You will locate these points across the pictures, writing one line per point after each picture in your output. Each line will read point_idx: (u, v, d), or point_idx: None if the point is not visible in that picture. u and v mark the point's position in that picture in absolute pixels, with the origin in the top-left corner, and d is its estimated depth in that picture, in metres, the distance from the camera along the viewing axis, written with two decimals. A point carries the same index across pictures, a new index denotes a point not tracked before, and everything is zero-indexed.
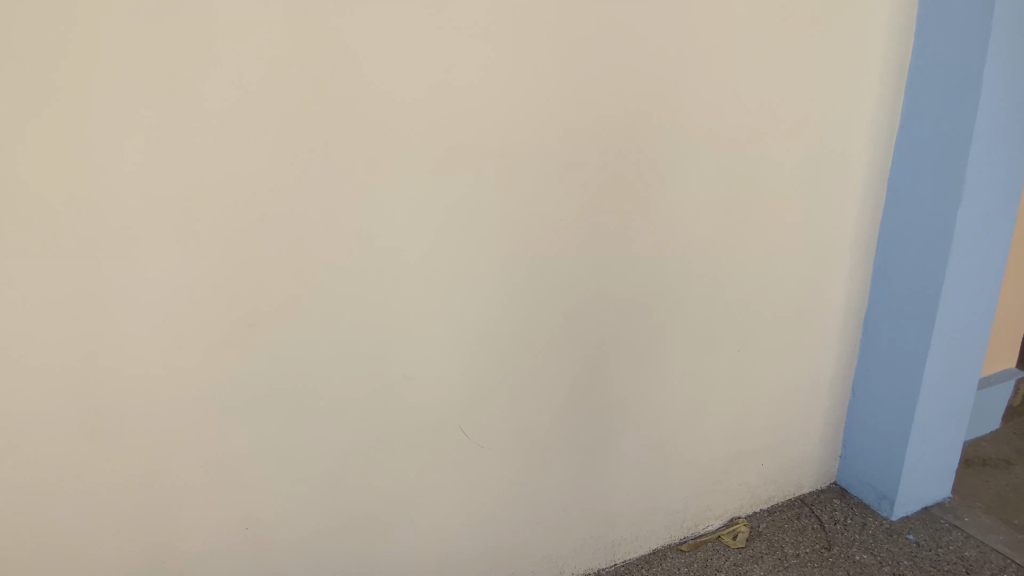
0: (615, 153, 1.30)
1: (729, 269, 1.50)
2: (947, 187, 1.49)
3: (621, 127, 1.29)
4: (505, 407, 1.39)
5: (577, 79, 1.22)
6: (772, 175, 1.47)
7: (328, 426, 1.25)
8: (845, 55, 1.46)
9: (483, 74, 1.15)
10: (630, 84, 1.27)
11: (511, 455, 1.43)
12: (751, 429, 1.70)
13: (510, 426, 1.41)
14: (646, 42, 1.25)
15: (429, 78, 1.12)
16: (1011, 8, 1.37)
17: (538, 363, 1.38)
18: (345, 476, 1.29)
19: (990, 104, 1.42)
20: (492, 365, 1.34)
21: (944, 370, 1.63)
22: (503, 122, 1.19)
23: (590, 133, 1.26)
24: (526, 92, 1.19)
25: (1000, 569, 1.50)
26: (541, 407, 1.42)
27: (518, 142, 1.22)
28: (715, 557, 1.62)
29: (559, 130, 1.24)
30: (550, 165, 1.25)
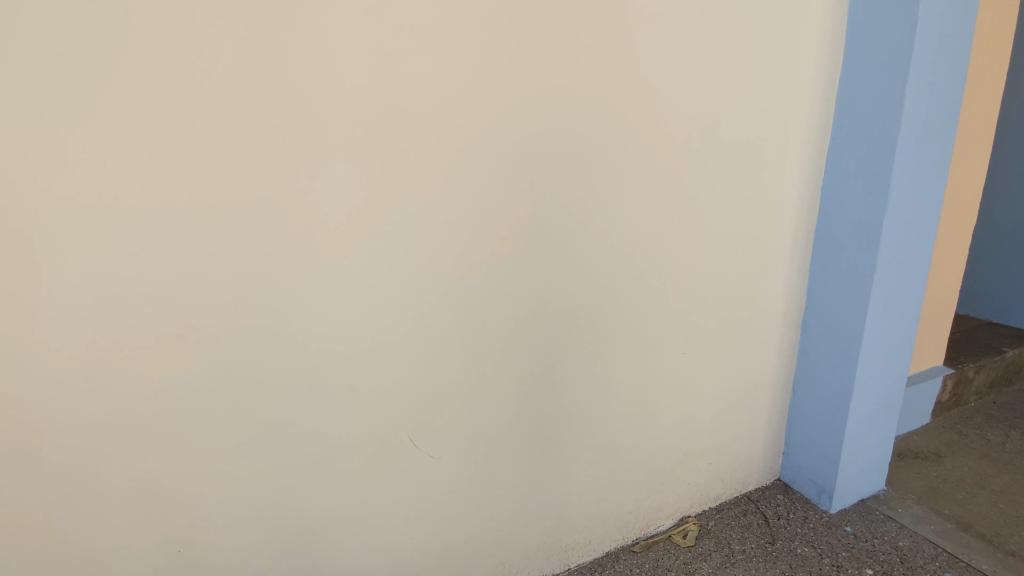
0: (560, 158, 1.31)
1: (675, 274, 1.54)
2: (874, 192, 1.57)
3: (566, 132, 1.29)
4: (453, 413, 1.37)
5: (521, 83, 1.22)
6: (714, 179, 1.51)
7: (268, 439, 1.20)
8: (782, 65, 1.52)
9: (425, 75, 1.13)
10: (575, 92, 1.28)
11: (459, 462, 1.41)
12: (700, 429, 1.74)
13: (458, 432, 1.39)
14: (591, 50, 1.27)
15: (369, 78, 1.09)
16: (931, 22, 1.44)
17: (487, 368, 1.37)
18: (284, 492, 1.25)
19: (913, 116, 1.50)
20: (439, 372, 1.33)
21: (875, 368, 1.70)
22: (447, 125, 1.18)
23: (535, 136, 1.26)
24: (470, 95, 1.18)
25: (932, 558, 1.56)
26: (490, 413, 1.41)
27: (464, 144, 1.20)
28: (665, 557, 1.64)
29: (503, 134, 1.23)
30: (495, 170, 1.25)
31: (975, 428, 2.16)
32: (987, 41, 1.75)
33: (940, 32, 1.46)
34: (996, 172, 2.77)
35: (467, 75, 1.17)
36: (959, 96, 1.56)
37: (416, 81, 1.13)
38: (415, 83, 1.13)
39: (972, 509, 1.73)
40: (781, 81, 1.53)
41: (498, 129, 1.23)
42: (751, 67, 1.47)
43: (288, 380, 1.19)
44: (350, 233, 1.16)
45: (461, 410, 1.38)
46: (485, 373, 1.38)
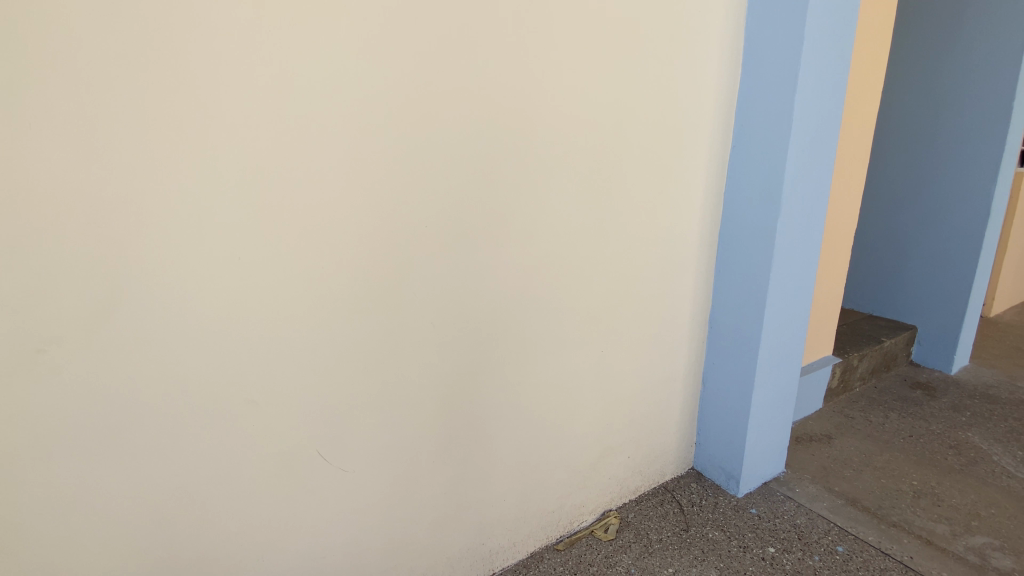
0: (475, 159, 1.30)
1: (591, 274, 1.58)
2: (767, 195, 1.68)
3: (479, 130, 1.28)
4: (365, 421, 1.30)
5: (432, 78, 1.19)
6: (625, 180, 1.57)
7: (151, 461, 1.08)
8: (687, 75, 1.61)
9: (329, 65, 1.07)
10: (489, 93, 1.28)
11: (374, 472, 1.35)
12: (619, 424, 1.79)
13: (372, 441, 1.33)
14: (504, 51, 1.27)
15: (263, 64, 1.01)
16: (815, 41, 1.58)
17: (401, 371, 1.33)
18: (175, 517, 1.13)
19: (801, 126, 1.63)
20: (350, 378, 1.26)
21: (774, 359, 1.83)
22: (353, 119, 1.12)
23: (448, 134, 1.24)
24: (376, 87, 1.13)
25: (825, 532, 1.69)
26: (405, 418, 1.36)
27: (372, 140, 1.15)
28: (587, 552, 1.66)
29: (414, 130, 1.20)
30: (407, 167, 1.21)
31: (860, 410, 2.39)
32: (863, 63, 1.95)
33: (821, 51, 1.60)
34: (875, 180, 3.11)
35: (375, 67, 1.12)
36: (840, 110, 1.71)
37: (318, 70, 1.06)
38: (317, 72, 1.06)
39: (858, 485, 1.89)
40: (685, 90, 1.62)
41: (409, 126, 1.19)
42: (657, 75, 1.54)
43: (175, 394, 1.07)
44: (244, 230, 1.06)
45: (374, 417, 1.31)
46: (400, 378, 1.33)
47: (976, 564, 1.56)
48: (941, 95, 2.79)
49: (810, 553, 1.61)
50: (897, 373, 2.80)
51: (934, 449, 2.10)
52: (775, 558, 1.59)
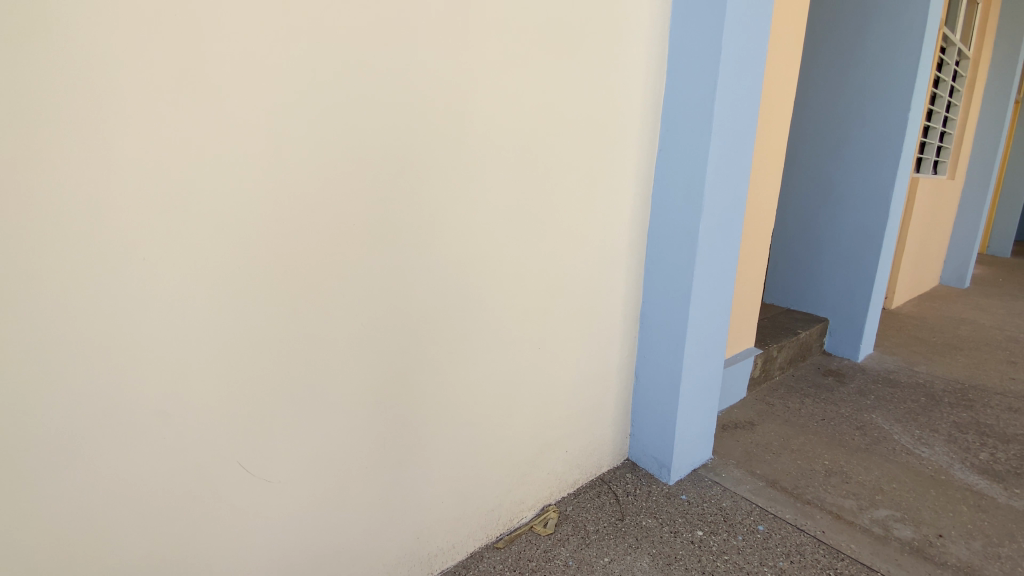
0: (406, 156, 1.28)
1: (525, 271, 1.60)
2: (691, 196, 1.77)
3: (410, 125, 1.27)
4: (291, 426, 1.24)
5: (360, 71, 1.17)
6: (557, 178, 1.61)
7: (40, 489, 0.95)
8: (614, 81, 1.67)
9: (245, 51, 1.01)
10: (420, 91, 1.27)
11: (303, 481, 1.29)
12: (555, 419, 1.82)
13: (300, 447, 1.27)
14: (435, 50, 1.27)
15: (170, 47, 0.94)
16: (732, 52, 1.67)
17: (331, 373, 1.28)
18: (76, 546, 1.01)
19: (721, 129, 1.72)
20: (273, 381, 1.20)
21: (699, 352, 1.92)
22: (273, 111, 1.07)
23: (377, 128, 1.22)
24: (300, 81, 1.09)
25: (748, 513, 1.78)
26: (335, 422, 1.31)
27: (294, 132, 1.11)
28: (526, 548, 1.67)
29: (341, 124, 1.17)
30: (334, 161, 1.17)
31: (779, 397, 2.56)
32: (777, 75, 2.09)
33: (736, 61, 1.70)
34: (792, 184, 3.36)
35: (297, 58, 1.08)
36: (754, 117, 1.83)
37: (238, 61, 1.01)
38: (233, 58, 1.01)
39: (778, 468, 2.02)
40: (613, 94, 1.68)
41: (336, 119, 1.16)
42: (586, 78, 1.59)
43: (69, 410, 0.96)
44: (149, 226, 0.98)
45: (299, 423, 1.25)
46: (328, 380, 1.28)
47: (880, 534, 1.68)
48: (847, 107, 3.05)
49: (734, 533, 1.69)
50: (812, 362, 3.03)
51: (844, 431, 2.27)
52: (703, 541, 1.66)
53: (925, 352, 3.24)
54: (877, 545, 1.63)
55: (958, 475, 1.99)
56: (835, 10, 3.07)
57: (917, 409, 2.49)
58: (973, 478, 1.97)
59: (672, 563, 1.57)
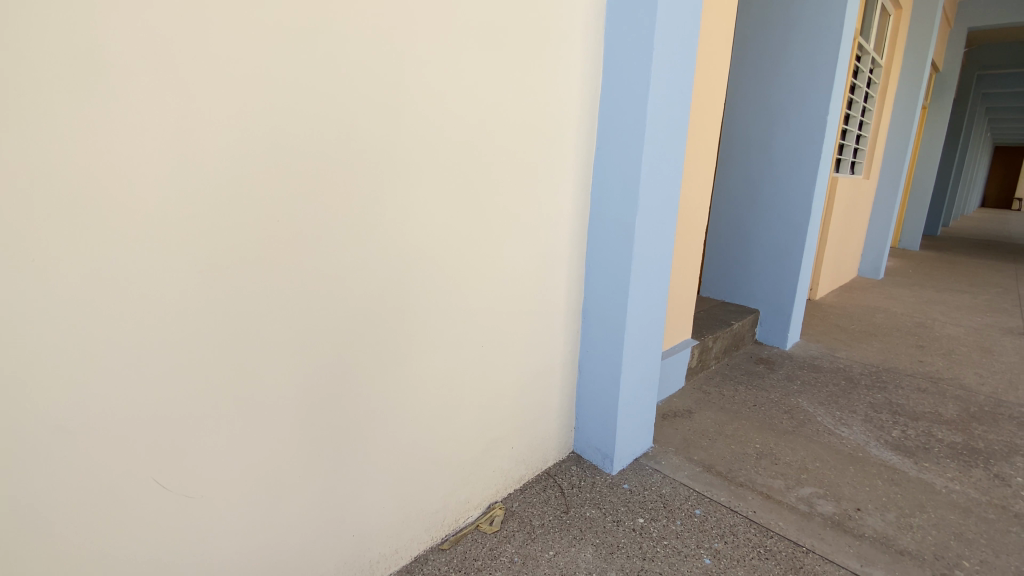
0: (338, 149, 1.22)
1: (465, 268, 1.58)
2: (627, 192, 1.81)
3: (342, 115, 1.21)
4: (217, 438, 1.15)
5: (284, 56, 1.10)
6: (496, 173, 1.60)
7: None
8: (551, 78, 1.69)
9: (152, 28, 0.92)
10: (350, 81, 1.21)
11: (231, 495, 1.20)
12: (498, 416, 1.82)
13: (227, 459, 1.18)
14: (367, 39, 1.22)
15: (62, 17, 0.83)
16: (663, 52, 1.72)
17: (260, 378, 1.20)
18: None
19: (655, 127, 1.77)
20: (196, 391, 1.10)
21: (639, 344, 1.97)
22: (189, 95, 0.98)
23: (305, 117, 1.15)
24: (220, 64, 1.01)
25: (686, 497, 1.85)
26: (265, 429, 1.23)
27: (212, 118, 1.02)
28: (472, 547, 1.65)
29: (265, 112, 1.09)
30: (257, 152, 1.09)
31: (714, 386, 2.68)
32: (707, 76, 2.17)
33: (668, 61, 1.75)
34: (724, 182, 3.52)
35: (214, 37, 0.99)
36: (685, 117, 1.90)
37: (145, 36, 0.91)
38: (139, 34, 0.91)
39: (713, 453, 2.11)
40: (549, 91, 1.70)
41: (260, 107, 1.08)
42: (523, 74, 1.59)
43: None
44: (41, 219, 0.87)
45: (225, 434, 1.16)
46: (257, 386, 1.20)
47: (805, 510, 1.79)
48: (774, 110, 3.23)
49: (674, 518, 1.75)
50: (744, 351, 3.19)
51: (773, 415, 2.41)
52: (644, 528, 1.70)
53: (845, 339, 3.48)
54: (803, 521, 1.73)
55: (874, 452, 2.15)
56: (761, 18, 3.24)
57: (838, 392, 2.67)
58: (887, 454, 2.14)
59: (615, 552, 1.60)
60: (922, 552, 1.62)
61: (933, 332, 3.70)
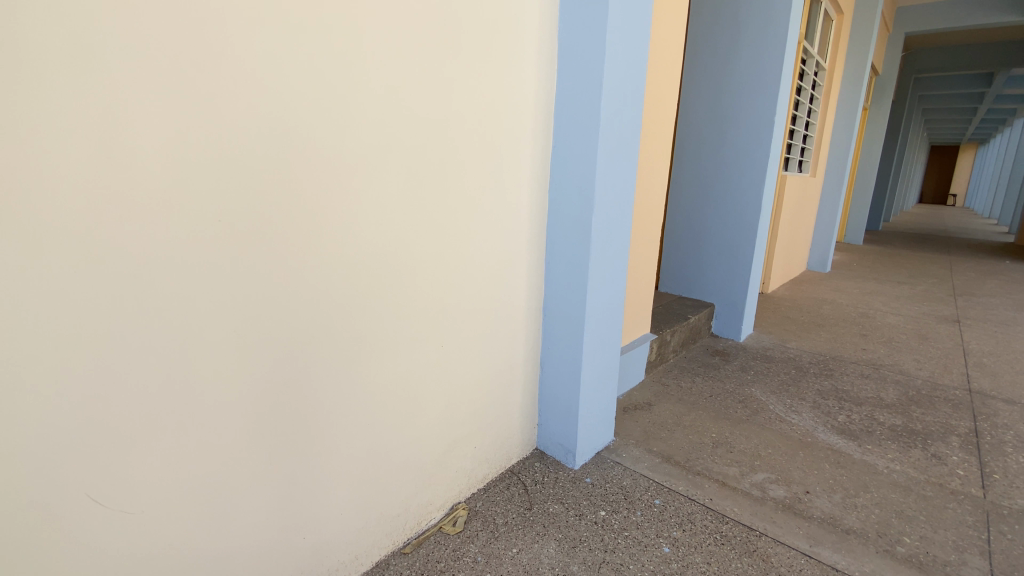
0: (286, 146, 1.18)
1: (424, 267, 1.56)
2: (583, 190, 1.83)
3: (291, 110, 1.17)
4: (162, 451, 1.09)
5: (226, 47, 1.04)
6: (453, 171, 1.59)
7: None
8: (506, 76, 1.69)
9: (80, 14, 0.86)
10: (298, 76, 1.17)
11: (178, 510, 1.14)
12: (461, 416, 1.81)
13: (173, 472, 1.12)
14: (315, 31, 1.18)
15: None
16: (615, 52, 1.74)
17: (208, 386, 1.14)
18: None
19: (609, 126, 1.79)
20: (137, 402, 1.04)
21: (598, 339, 2.00)
22: (120, 87, 0.92)
23: (252, 112, 1.11)
24: (154, 53, 0.95)
25: (646, 488, 1.89)
26: (216, 439, 1.18)
27: (147, 110, 0.96)
28: (434, 549, 1.63)
29: (205, 105, 1.03)
30: (201, 149, 1.04)
31: (673, 379, 2.75)
32: (660, 77, 2.22)
33: (620, 60, 1.78)
34: (680, 181, 3.61)
35: (150, 25, 0.93)
36: (638, 116, 1.93)
37: (68, 22, 0.85)
38: (62, 19, 0.84)
39: (672, 444, 2.16)
40: (505, 89, 1.70)
41: (202, 100, 1.03)
42: (477, 70, 1.59)
43: None
44: None
45: (170, 447, 1.10)
46: (205, 395, 1.14)
47: (758, 495, 1.86)
48: (725, 110, 3.33)
49: (634, 509, 1.78)
50: (701, 344, 3.28)
51: (728, 404, 2.49)
52: (605, 520, 1.73)
53: (795, 330, 3.64)
54: (755, 506, 1.80)
55: (822, 436, 2.26)
56: (712, 21, 3.34)
57: (789, 381, 2.78)
58: (833, 438, 2.24)
59: (577, 546, 1.62)
60: (866, 530, 1.70)
61: (876, 322, 3.91)
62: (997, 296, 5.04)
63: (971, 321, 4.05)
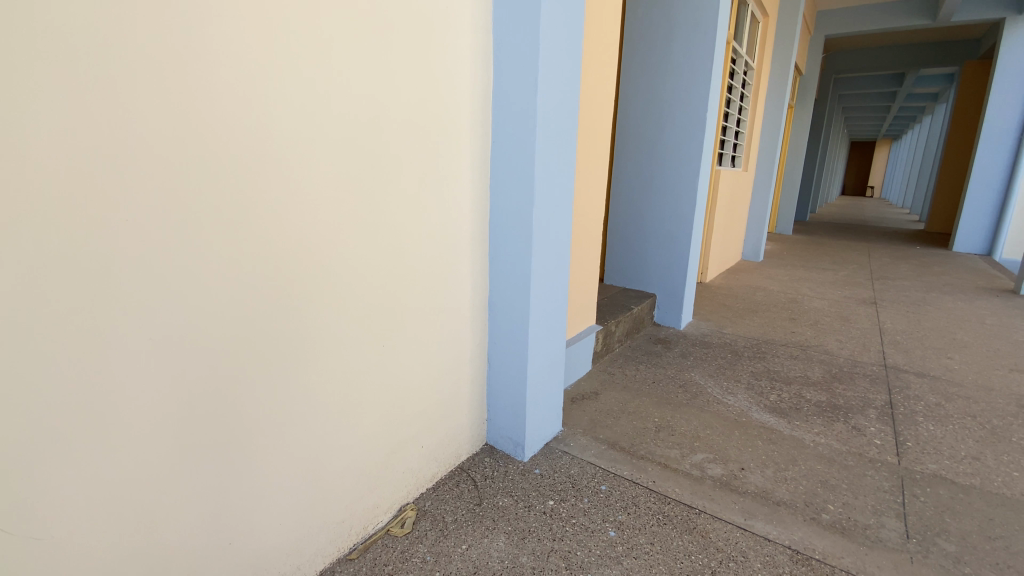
0: (209, 138, 1.10)
1: (363, 266, 1.52)
2: (524, 184, 1.84)
3: (214, 103, 1.10)
4: (75, 473, 1.00)
5: (136, 28, 0.96)
6: (391, 166, 1.55)
7: None
8: (442, 71, 1.67)
9: None
10: (219, 64, 1.10)
11: (96, 537, 1.05)
12: (407, 416, 1.78)
13: (89, 497, 1.02)
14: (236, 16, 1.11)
15: None
16: (550, 48, 1.76)
17: (126, 402, 1.05)
18: None
19: (546, 122, 1.82)
20: (42, 422, 0.94)
21: (543, 333, 2.03)
22: (6, 68, 0.83)
23: (167, 101, 1.03)
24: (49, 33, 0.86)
25: (592, 475, 1.94)
26: (139, 457, 1.09)
27: (41, 96, 0.87)
28: (382, 552, 1.60)
29: (112, 92, 0.95)
30: (108, 140, 0.95)
31: (618, 368, 2.84)
32: (595, 74, 2.26)
33: (555, 56, 1.80)
34: (621, 176, 3.71)
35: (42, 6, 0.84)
36: (574, 112, 1.97)
37: None
38: None
39: (617, 431, 2.23)
40: (441, 83, 1.68)
41: (106, 89, 0.94)
42: (412, 63, 1.55)
43: None
44: None
45: (85, 469, 1.01)
46: (124, 411, 1.05)
47: (698, 475, 1.94)
48: (662, 106, 3.44)
49: (581, 496, 1.82)
50: (645, 334, 3.40)
51: (670, 389, 2.59)
52: (554, 509, 1.76)
53: (731, 316, 3.83)
54: (695, 485, 1.88)
55: (755, 416, 2.39)
56: (647, 20, 3.44)
57: (726, 365, 2.93)
58: (765, 417, 2.38)
59: (526, 536, 1.64)
60: (795, 500, 1.82)
61: (803, 306, 4.17)
62: (909, 279, 5.51)
63: (887, 303, 4.40)
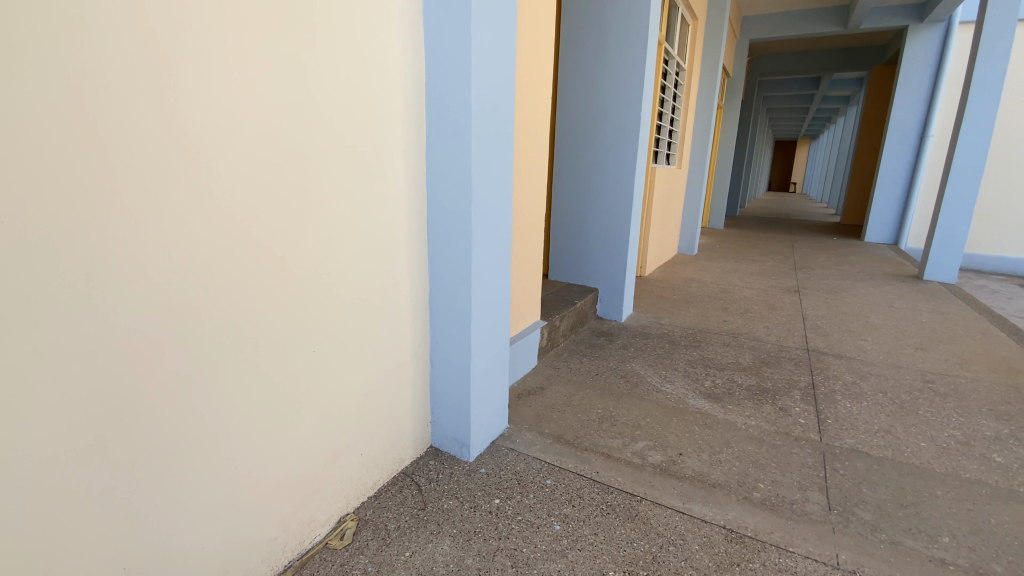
0: (111, 131, 1.00)
1: (292, 268, 1.43)
2: (461, 181, 1.81)
3: (114, 93, 0.99)
4: None
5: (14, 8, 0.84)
6: (320, 162, 1.47)
7: None
8: (374, 63, 1.60)
9: None
10: (120, 50, 0.99)
11: None
12: (345, 423, 1.71)
13: None
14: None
15: None
16: (483, 43, 1.74)
17: (17, 429, 0.93)
18: None
19: (482, 118, 1.79)
20: None
21: (485, 331, 2.01)
22: None
23: (56, 91, 0.91)
24: None
25: (538, 470, 1.95)
26: (35, 490, 0.97)
27: None
28: (320, 567, 1.53)
29: None
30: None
31: (563, 362, 2.87)
32: (530, 70, 2.26)
33: (488, 51, 1.78)
34: (562, 173, 3.75)
35: None
36: (511, 108, 1.96)
37: None
38: None
39: (562, 424, 2.25)
40: (373, 77, 1.61)
41: None
42: (340, 55, 1.48)
43: None
44: None
45: None
46: (9, 442, 0.92)
47: (639, 463, 2.00)
48: (599, 104, 3.51)
49: (526, 492, 1.83)
50: (587, 328, 3.46)
51: (612, 380, 2.66)
52: (500, 507, 1.75)
53: (669, 308, 3.97)
54: (636, 473, 1.93)
55: (691, 402, 2.49)
56: (583, 20, 3.49)
57: (664, 354, 3.04)
58: (701, 402, 2.49)
59: (472, 538, 1.62)
60: (729, 481, 1.91)
61: (735, 296, 4.40)
62: (827, 268, 5.95)
63: (809, 291, 4.72)
